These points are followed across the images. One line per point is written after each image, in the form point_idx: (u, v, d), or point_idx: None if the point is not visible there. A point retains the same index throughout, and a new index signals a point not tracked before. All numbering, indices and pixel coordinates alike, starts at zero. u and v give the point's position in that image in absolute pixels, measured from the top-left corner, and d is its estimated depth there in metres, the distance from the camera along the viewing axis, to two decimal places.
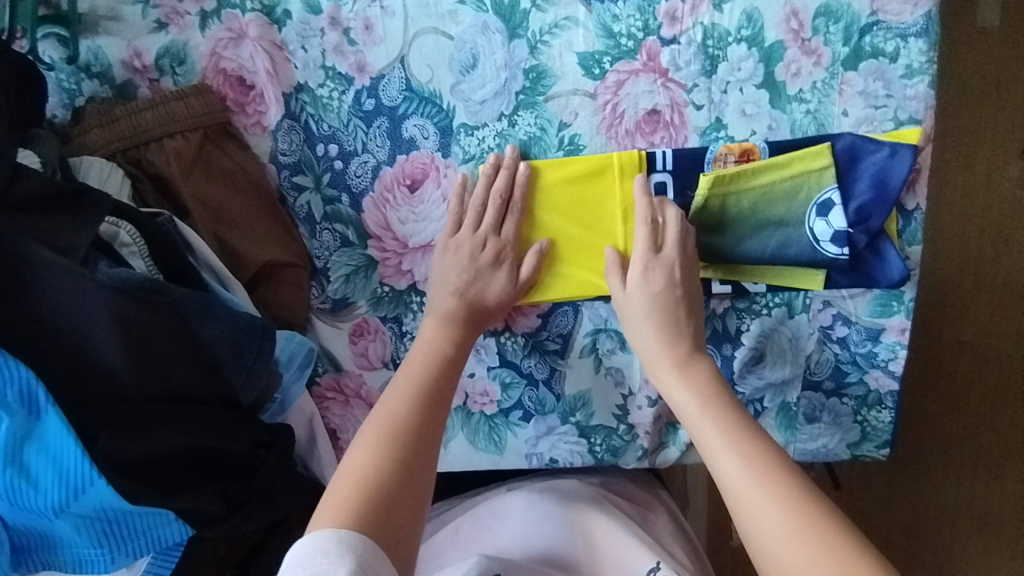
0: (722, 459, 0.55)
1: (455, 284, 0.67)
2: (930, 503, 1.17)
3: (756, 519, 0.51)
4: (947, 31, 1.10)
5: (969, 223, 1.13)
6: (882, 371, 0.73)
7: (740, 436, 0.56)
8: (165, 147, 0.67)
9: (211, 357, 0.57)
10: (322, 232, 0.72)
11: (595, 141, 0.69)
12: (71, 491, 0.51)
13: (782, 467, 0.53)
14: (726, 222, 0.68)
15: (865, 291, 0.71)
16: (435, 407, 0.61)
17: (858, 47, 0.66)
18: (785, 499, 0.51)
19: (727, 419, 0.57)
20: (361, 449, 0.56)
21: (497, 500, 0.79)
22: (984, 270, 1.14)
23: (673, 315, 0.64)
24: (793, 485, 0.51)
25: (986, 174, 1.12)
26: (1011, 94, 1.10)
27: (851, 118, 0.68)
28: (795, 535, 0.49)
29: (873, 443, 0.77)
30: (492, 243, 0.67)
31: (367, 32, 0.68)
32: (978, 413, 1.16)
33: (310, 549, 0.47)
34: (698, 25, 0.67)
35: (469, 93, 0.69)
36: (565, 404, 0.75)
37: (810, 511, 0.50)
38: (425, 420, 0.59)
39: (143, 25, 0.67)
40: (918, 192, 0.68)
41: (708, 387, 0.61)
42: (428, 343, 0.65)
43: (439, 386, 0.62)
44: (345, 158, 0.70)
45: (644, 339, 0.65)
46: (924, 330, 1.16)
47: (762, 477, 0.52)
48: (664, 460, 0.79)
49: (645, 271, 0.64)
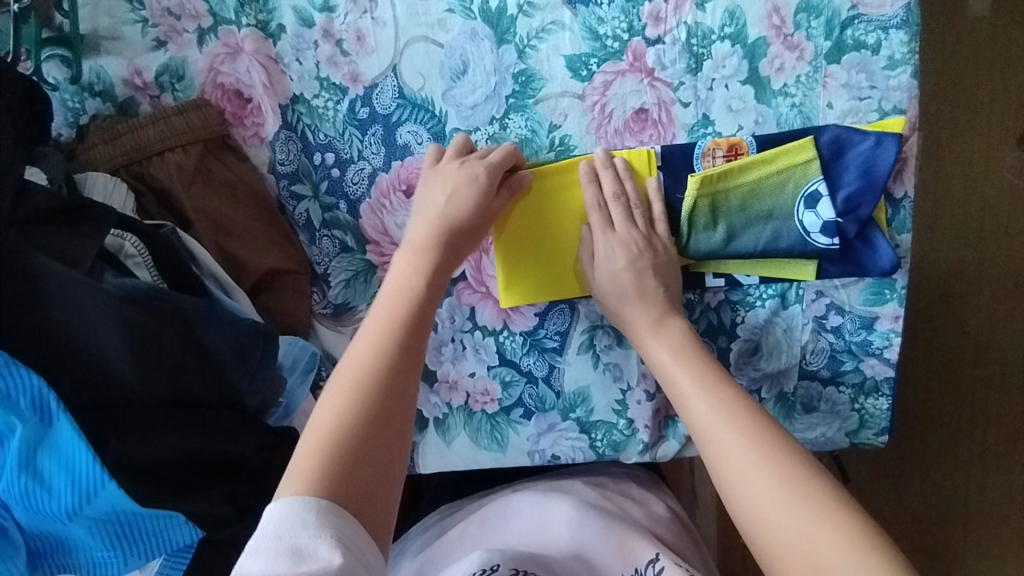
0: (697, 410, 0.59)
1: (435, 209, 0.65)
2: (937, 492, 1.17)
3: (725, 459, 0.55)
4: (936, 23, 1.11)
5: (964, 211, 1.13)
6: (878, 358, 0.73)
7: (712, 382, 0.60)
8: (166, 160, 0.68)
9: (216, 362, 0.59)
10: (322, 238, 0.73)
11: (585, 141, 0.71)
12: (83, 495, 0.52)
13: (750, 409, 0.57)
14: (712, 220, 0.69)
15: (857, 280, 0.71)
16: (410, 344, 0.57)
17: (841, 40, 0.67)
18: (755, 439, 0.54)
19: (699, 368, 0.62)
20: (330, 396, 0.53)
21: (503, 501, 0.80)
22: (980, 258, 1.14)
23: (638, 287, 0.68)
24: (758, 424, 0.56)
25: (983, 163, 1.13)
26: (1004, 83, 1.11)
27: (836, 110, 0.69)
28: (759, 466, 0.53)
29: (871, 430, 0.76)
30: (472, 161, 0.66)
31: (359, 42, 0.70)
32: (984, 400, 1.16)
33: (286, 516, 0.45)
34: (681, 25, 0.68)
35: (460, 98, 0.70)
36: (565, 401, 0.76)
37: (772, 447, 0.54)
38: (399, 361, 0.56)
39: (143, 44, 0.69)
40: (905, 180, 0.69)
41: (681, 341, 0.65)
42: (399, 277, 0.62)
43: (413, 324, 0.59)
44: (342, 166, 0.72)
45: (625, 314, 0.69)
46: (925, 319, 1.16)
47: (729, 418, 0.57)
48: (665, 453, 0.79)
49: (607, 249, 0.69)
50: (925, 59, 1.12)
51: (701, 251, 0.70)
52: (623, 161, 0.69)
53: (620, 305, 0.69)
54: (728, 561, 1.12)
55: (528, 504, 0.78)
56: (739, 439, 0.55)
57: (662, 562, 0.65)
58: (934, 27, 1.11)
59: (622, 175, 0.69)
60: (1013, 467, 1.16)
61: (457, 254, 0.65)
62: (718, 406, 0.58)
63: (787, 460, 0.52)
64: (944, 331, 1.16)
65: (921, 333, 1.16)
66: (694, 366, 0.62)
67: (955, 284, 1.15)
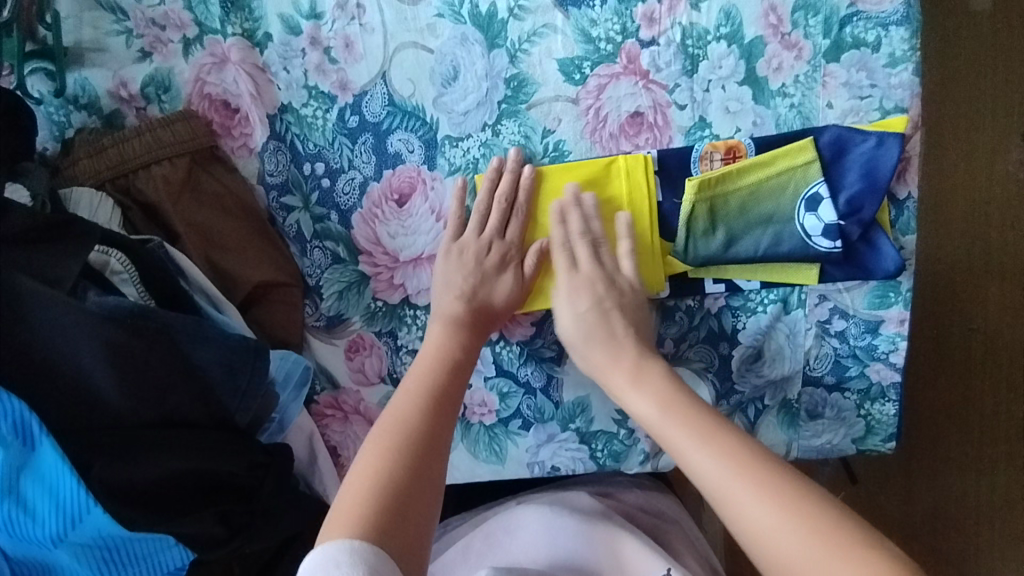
0: (695, 461, 0.53)
1: (460, 288, 0.67)
2: (949, 495, 1.15)
3: (737, 512, 0.50)
4: (936, 17, 1.11)
5: (968, 207, 1.12)
6: (883, 363, 0.71)
7: (705, 425, 0.54)
8: (153, 173, 0.67)
9: (204, 380, 0.57)
10: (313, 250, 0.72)
11: (580, 146, 0.69)
12: (68, 520, 0.52)
13: (757, 461, 0.51)
14: (703, 224, 0.67)
15: (860, 283, 0.70)
16: (441, 410, 0.60)
17: (839, 38, 0.66)
18: (762, 486, 0.50)
19: (688, 413, 0.56)
20: (372, 454, 0.55)
21: (508, 515, 0.78)
22: (985, 255, 1.13)
23: (605, 329, 0.64)
24: (771, 479, 0.50)
25: (987, 157, 1.12)
26: (1008, 76, 1.10)
27: (836, 110, 0.67)
28: (779, 514, 0.48)
29: (878, 436, 0.74)
30: (497, 247, 0.68)
31: (348, 49, 0.68)
32: (994, 399, 1.14)
33: (322, 561, 0.46)
34: (676, 26, 0.67)
35: (452, 105, 0.69)
36: (565, 411, 0.74)
37: (781, 489, 0.49)
38: (432, 423, 0.58)
39: (128, 55, 0.68)
40: (908, 180, 0.68)
41: (666, 389, 0.59)
42: (434, 347, 0.65)
43: (444, 387, 0.62)
44: (332, 175, 0.70)
45: (594, 358, 0.65)
46: (930, 318, 1.15)
47: (733, 464, 0.51)
48: (668, 462, 0.76)
49: (569, 295, 0.67)
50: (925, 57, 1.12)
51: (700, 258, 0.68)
52: (592, 197, 0.67)
53: (585, 347, 0.65)
54: (736, 567, 1.11)
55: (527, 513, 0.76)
56: (758, 501, 0.49)
57: None
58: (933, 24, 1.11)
59: (589, 214, 0.67)
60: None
61: (491, 318, 0.68)
62: (717, 452, 0.52)
63: (815, 518, 0.48)
64: (951, 329, 1.14)
65: (929, 332, 1.15)
66: (687, 416, 0.55)
67: (960, 281, 1.14)
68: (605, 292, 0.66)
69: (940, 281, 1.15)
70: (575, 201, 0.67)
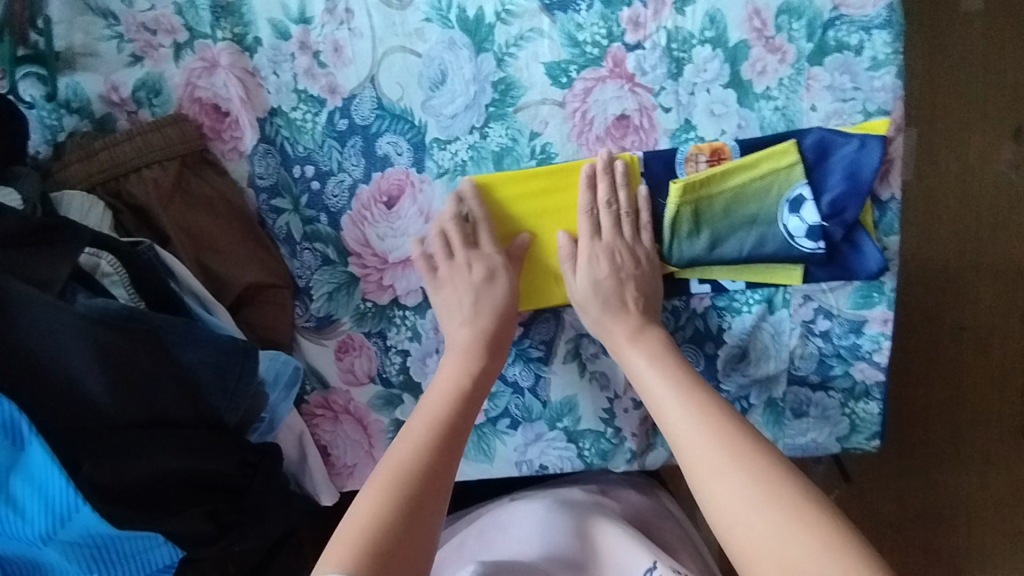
0: (669, 412, 0.59)
1: (465, 314, 0.69)
2: (946, 495, 1.16)
3: (699, 462, 0.54)
4: (931, 20, 1.14)
5: (960, 207, 1.15)
6: (867, 363, 0.72)
7: (687, 385, 0.60)
8: (144, 177, 0.68)
9: (192, 380, 0.58)
10: (303, 251, 0.73)
11: (566, 148, 0.70)
12: (57, 519, 0.52)
13: (724, 412, 0.57)
14: (682, 228, 0.68)
15: (844, 283, 0.70)
16: (449, 439, 0.60)
17: (822, 42, 0.67)
18: (723, 440, 0.54)
19: (674, 372, 0.62)
20: (373, 491, 0.54)
21: (499, 512, 0.79)
22: (977, 255, 1.16)
23: (619, 296, 0.68)
24: (730, 428, 0.55)
25: (980, 158, 1.14)
26: (998, 79, 1.14)
27: (820, 112, 0.68)
28: (734, 465, 0.52)
29: (862, 435, 0.75)
30: (479, 261, 0.68)
31: (337, 53, 0.69)
32: (987, 399, 1.16)
33: None
34: (661, 29, 0.68)
35: (440, 108, 0.70)
36: (552, 410, 0.75)
37: (739, 444, 0.53)
38: (439, 454, 0.58)
39: (119, 60, 0.69)
40: (891, 181, 0.69)
41: (658, 349, 0.65)
42: (445, 381, 0.65)
43: (453, 420, 0.62)
44: (321, 178, 0.71)
45: (600, 321, 0.68)
46: (926, 317, 1.16)
47: (703, 419, 0.56)
48: (654, 461, 0.77)
49: (590, 263, 0.69)
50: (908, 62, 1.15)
51: (685, 260, 0.70)
52: (623, 165, 0.68)
53: (601, 313, 0.68)
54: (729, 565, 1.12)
55: (519, 511, 0.77)
56: (714, 445, 0.54)
57: (658, 570, 0.60)
58: (921, 28, 1.14)
59: (618, 180, 0.68)
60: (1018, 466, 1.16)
61: (497, 351, 0.69)
62: (689, 406, 0.58)
63: (762, 467, 0.51)
64: (945, 329, 1.16)
65: (922, 329, 1.16)
66: (670, 369, 0.62)
67: (953, 280, 1.16)
68: (620, 263, 0.69)
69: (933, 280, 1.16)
70: (605, 167, 0.68)
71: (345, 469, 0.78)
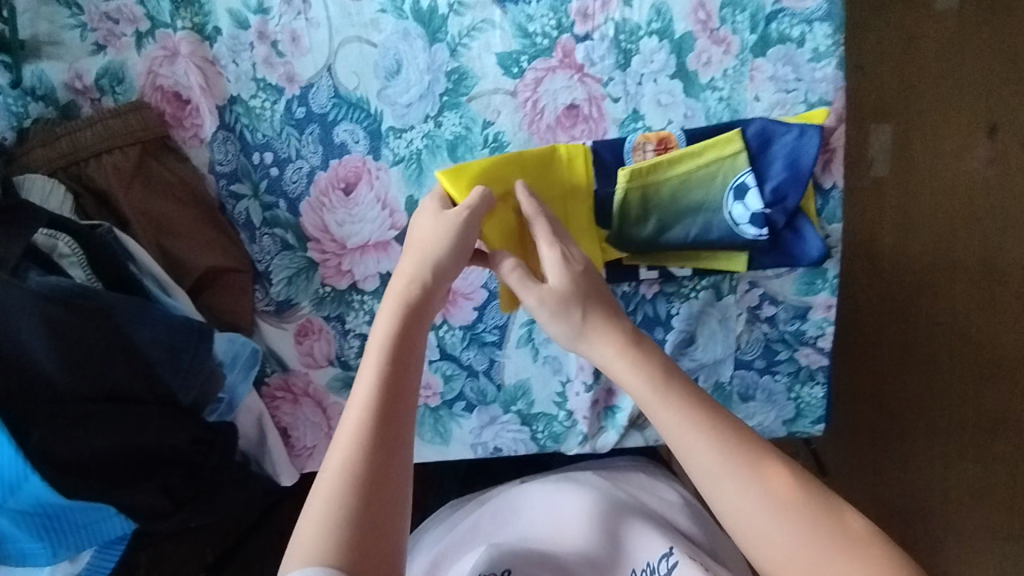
0: (691, 446, 0.51)
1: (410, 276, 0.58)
2: (916, 483, 1.21)
3: (741, 510, 0.50)
4: (906, 20, 1.18)
5: (936, 205, 1.19)
6: (812, 348, 0.74)
7: (706, 414, 0.52)
8: (104, 161, 0.70)
9: (145, 360, 0.61)
10: (262, 237, 0.74)
11: (518, 137, 0.72)
12: (10, 486, 0.53)
13: (717, 416, 0.52)
14: (630, 214, 0.69)
15: (789, 270, 0.72)
16: (391, 421, 0.51)
17: (765, 34, 0.69)
18: (759, 481, 0.50)
19: (686, 398, 0.53)
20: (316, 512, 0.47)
21: (513, 493, 0.77)
22: (954, 250, 1.20)
23: (601, 299, 0.58)
24: (737, 440, 0.51)
25: (957, 155, 1.19)
26: (971, 78, 1.18)
27: (764, 103, 0.70)
28: (779, 516, 0.48)
29: (807, 419, 0.77)
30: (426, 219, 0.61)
31: (294, 43, 0.71)
32: (959, 393, 1.21)
33: None
34: (609, 21, 0.69)
35: (395, 97, 0.72)
36: (506, 394, 0.77)
37: (776, 484, 0.49)
38: (391, 422, 0.51)
39: (83, 48, 0.71)
40: (833, 170, 0.71)
41: (661, 361, 0.55)
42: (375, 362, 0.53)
43: (394, 401, 0.52)
44: (280, 165, 0.73)
45: (586, 328, 0.57)
46: (901, 310, 1.20)
47: (731, 455, 0.50)
48: (605, 443, 0.79)
49: (560, 271, 0.58)
50: (884, 61, 1.19)
51: (635, 246, 0.70)
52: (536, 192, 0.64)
53: (583, 322, 0.57)
54: None
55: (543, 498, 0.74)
56: (755, 492, 0.49)
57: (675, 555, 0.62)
58: (896, 29, 1.18)
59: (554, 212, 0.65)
60: (989, 458, 1.21)
61: (439, 280, 0.58)
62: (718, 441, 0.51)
63: (768, 482, 0.49)
64: (920, 324, 1.20)
65: (898, 325, 1.21)
66: (686, 397, 0.53)
67: (927, 276, 1.20)
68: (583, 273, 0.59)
69: (910, 276, 1.21)
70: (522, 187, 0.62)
71: (305, 450, 0.80)
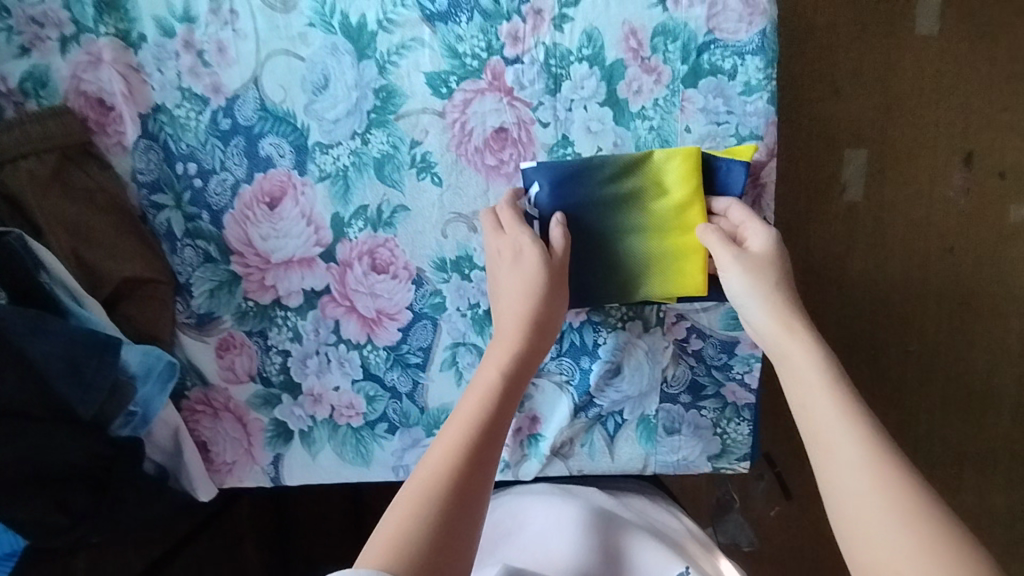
0: (825, 429, 0.54)
1: (522, 292, 0.63)
2: None
3: (848, 499, 0.51)
4: (880, 44, 1.16)
5: (905, 234, 1.18)
6: (738, 384, 0.73)
7: (850, 409, 0.54)
8: (19, 167, 0.68)
9: (38, 373, 0.60)
10: (184, 248, 0.73)
11: (446, 157, 0.71)
12: None
13: (857, 411, 0.54)
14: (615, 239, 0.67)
15: (716, 304, 0.72)
16: (492, 435, 0.57)
17: (697, 65, 0.67)
18: (879, 477, 0.50)
19: (832, 389, 0.55)
20: (406, 497, 0.52)
21: (513, 500, 0.75)
22: (925, 279, 1.19)
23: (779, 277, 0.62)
24: (872, 441, 0.52)
25: (930, 183, 1.17)
26: (944, 106, 1.17)
27: (694, 134, 0.69)
28: (886, 514, 0.49)
29: (733, 456, 0.76)
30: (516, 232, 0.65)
31: (221, 53, 0.70)
32: (923, 423, 1.20)
33: None
34: (540, 45, 0.68)
35: (322, 112, 0.71)
36: (430, 417, 0.76)
37: (891, 485, 0.50)
38: (489, 442, 0.56)
39: (7, 51, 0.70)
40: (763, 207, 0.70)
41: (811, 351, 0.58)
42: (486, 382, 0.60)
43: (494, 420, 0.58)
44: (204, 176, 0.72)
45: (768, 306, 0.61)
46: (864, 339, 1.19)
47: (865, 449, 0.52)
48: (527, 473, 0.77)
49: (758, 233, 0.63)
50: (858, 86, 1.17)
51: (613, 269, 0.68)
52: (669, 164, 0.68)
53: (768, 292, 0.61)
54: None
55: (540, 508, 0.73)
56: (873, 486, 0.50)
57: None
58: (869, 53, 1.16)
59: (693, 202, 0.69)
60: (948, 490, 1.21)
61: (543, 333, 0.65)
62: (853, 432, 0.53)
63: (882, 482, 0.50)
64: (885, 353, 1.19)
65: (862, 354, 1.20)
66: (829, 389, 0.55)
67: (896, 305, 1.19)
68: (785, 263, 0.63)
69: (879, 306, 1.19)
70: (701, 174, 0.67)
71: (224, 466, 0.78)
